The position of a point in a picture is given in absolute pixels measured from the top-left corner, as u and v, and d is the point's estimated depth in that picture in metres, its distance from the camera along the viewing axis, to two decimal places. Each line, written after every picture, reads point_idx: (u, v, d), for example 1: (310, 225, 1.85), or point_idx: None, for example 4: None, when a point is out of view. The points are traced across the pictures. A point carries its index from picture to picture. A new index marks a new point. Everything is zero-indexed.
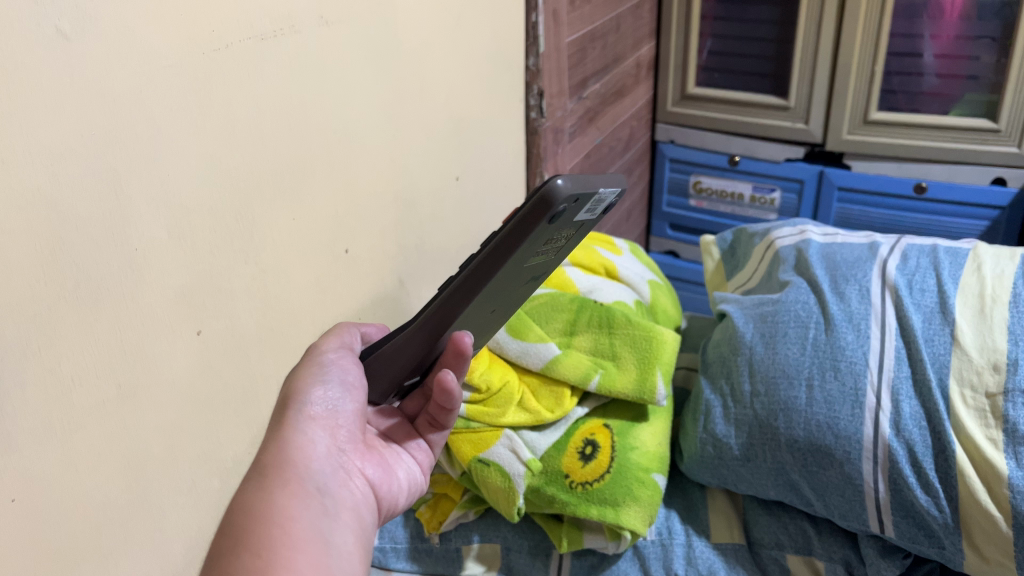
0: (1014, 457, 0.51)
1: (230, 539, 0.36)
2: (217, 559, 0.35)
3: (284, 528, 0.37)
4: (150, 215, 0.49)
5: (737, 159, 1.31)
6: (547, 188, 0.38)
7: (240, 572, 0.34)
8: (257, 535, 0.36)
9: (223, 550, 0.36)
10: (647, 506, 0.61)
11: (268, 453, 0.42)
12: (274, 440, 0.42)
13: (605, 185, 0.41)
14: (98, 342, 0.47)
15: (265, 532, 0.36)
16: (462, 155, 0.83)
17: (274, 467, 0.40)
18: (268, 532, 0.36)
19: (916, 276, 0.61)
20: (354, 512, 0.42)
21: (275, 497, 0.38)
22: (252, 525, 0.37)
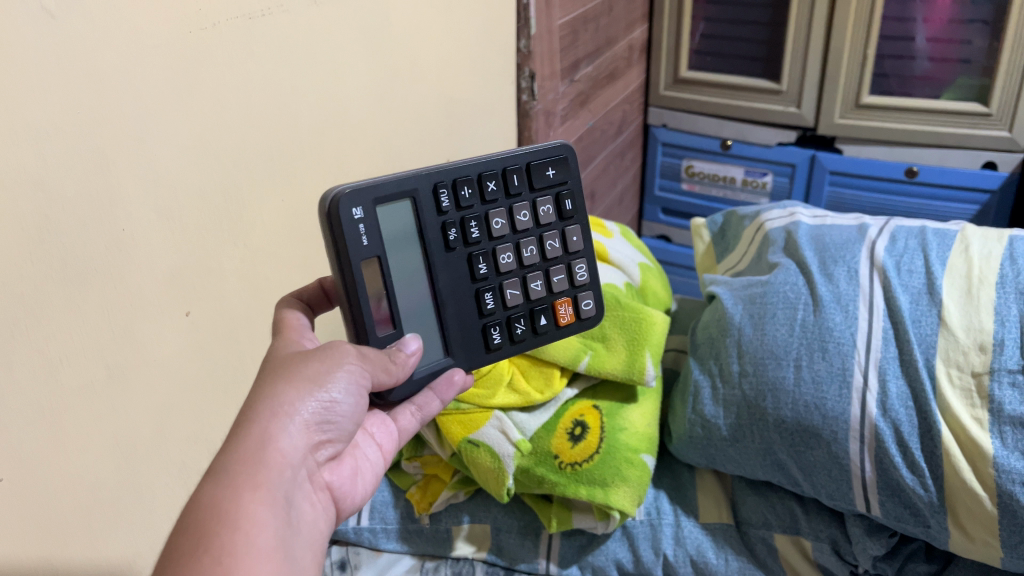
0: (999, 438, 0.52)
1: (188, 537, 0.34)
2: (172, 555, 0.33)
3: (248, 537, 0.35)
4: (138, 195, 0.48)
5: (729, 143, 1.31)
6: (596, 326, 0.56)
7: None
8: (219, 539, 0.34)
9: (181, 548, 0.33)
10: (636, 486, 0.61)
11: (246, 441, 0.38)
12: (254, 428, 0.39)
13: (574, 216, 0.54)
14: (87, 322, 0.47)
15: (228, 540, 0.34)
16: (452, 137, 0.83)
17: (251, 463, 0.37)
18: (231, 538, 0.34)
19: (904, 257, 0.61)
20: (314, 529, 0.40)
21: (246, 501, 0.36)
22: (216, 524, 0.34)
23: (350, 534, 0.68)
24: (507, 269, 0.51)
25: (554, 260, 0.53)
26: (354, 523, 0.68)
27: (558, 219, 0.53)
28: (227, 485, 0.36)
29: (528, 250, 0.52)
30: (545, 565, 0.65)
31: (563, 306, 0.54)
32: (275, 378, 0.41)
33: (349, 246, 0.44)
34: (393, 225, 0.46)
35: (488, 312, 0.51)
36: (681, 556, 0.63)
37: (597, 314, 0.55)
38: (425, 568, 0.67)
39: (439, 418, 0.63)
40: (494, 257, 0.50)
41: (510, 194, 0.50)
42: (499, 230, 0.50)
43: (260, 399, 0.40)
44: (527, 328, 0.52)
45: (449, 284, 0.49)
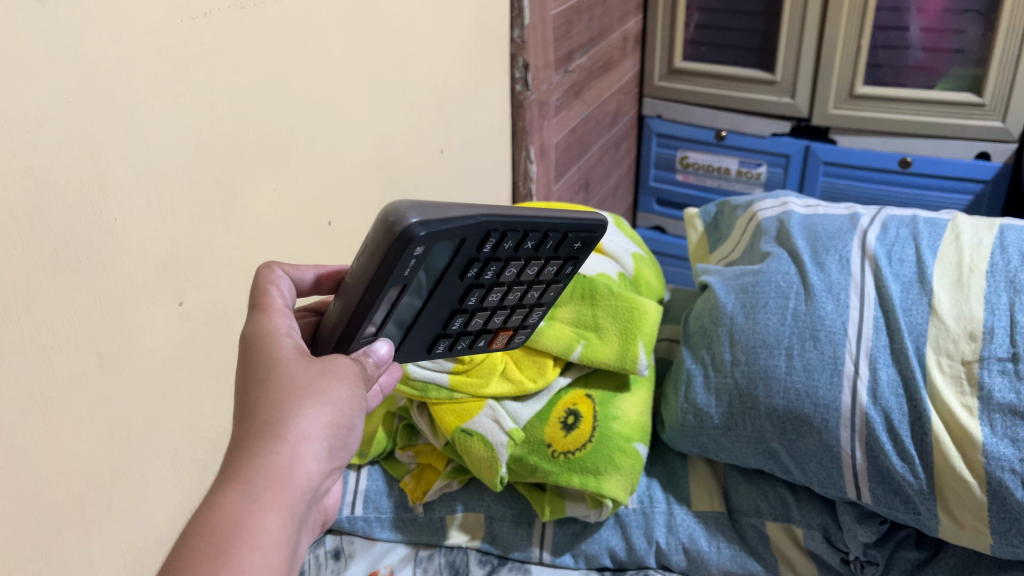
0: (988, 425, 0.52)
1: (209, 549, 0.31)
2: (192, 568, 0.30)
3: (266, 563, 0.32)
4: (129, 184, 0.48)
5: (723, 134, 1.31)
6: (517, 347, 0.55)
7: None
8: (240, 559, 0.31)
9: (197, 561, 0.31)
10: (629, 475, 0.62)
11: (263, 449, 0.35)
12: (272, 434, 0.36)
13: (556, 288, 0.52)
14: (79, 311, 0.47)
15: (250, 565, 0.31)
16: (445, 127, 0.82)
17: (270, 473, 0.34)
18: (252, 562, 0.31)
19: (895, 246, 0.61)
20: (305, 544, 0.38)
21: (270, 522, 0.33)
22: (236, 542, 0.32)
23: (344, 523, 0.68)
24: (488, 304, 0.47)
25: (527, 304, 0.50)
26: (348, 512, 0.68)
27: (561, 272, 0.49)
28: (250, 499, 0.33)
29: (515, 294, 0.48)
30: (538, 554, 0.66)
31: (501, 337, 0.52)
32: (297, 385, 0.38)
33: (391, 272, 0.40)
34: (431, 259, 0.41)
35: (449, 329, 0.48)
36: (673, 544, 0.63)
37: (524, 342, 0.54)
38: (419, 557, 0.67)
39: (434, 407, 0.63)
40: (487, 293, 0.46)
41: (540, 250, 0.45)
42: (508, 278, 0.46)
43: (283, 406, 0.36)
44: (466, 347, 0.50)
45: (437, 307, 0.45)
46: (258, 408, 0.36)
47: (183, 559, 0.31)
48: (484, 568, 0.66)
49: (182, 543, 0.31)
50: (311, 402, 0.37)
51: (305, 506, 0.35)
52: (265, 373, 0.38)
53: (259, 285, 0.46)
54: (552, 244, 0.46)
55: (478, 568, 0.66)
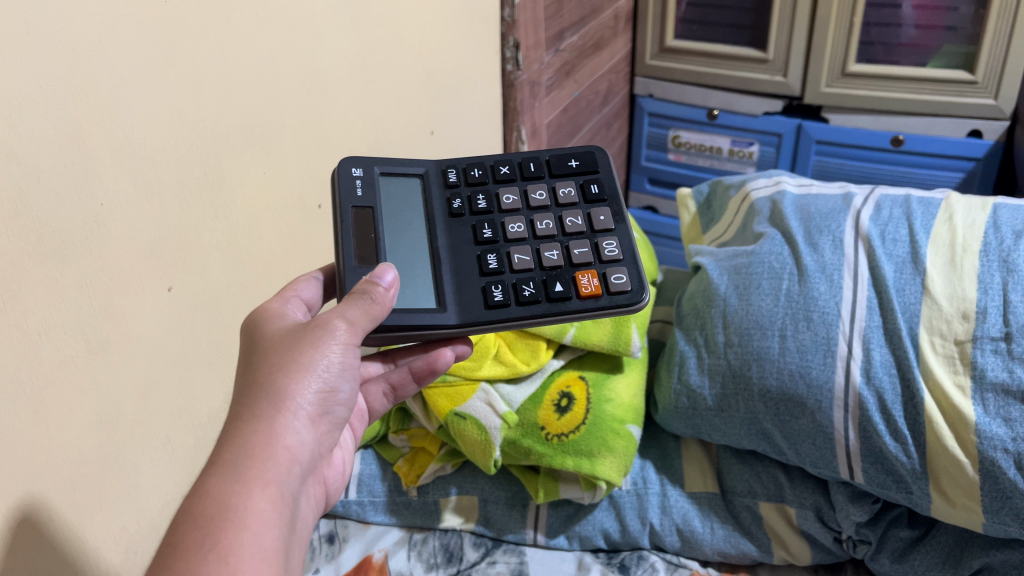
0: (981, 405, 0.52)
1: (195, 528, 0.32)
2: (183, 546, 0.32)
3: (257, 538, 0.33)
4: (115, 168, 0.48)
5: (715, 113, 1.31)
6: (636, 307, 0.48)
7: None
8: (225, 532, 0.32)
9: (186, 544, 0.32)
10: (623, 457, 0.62)
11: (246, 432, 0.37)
12: (252, 416, 0.37)
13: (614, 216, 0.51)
14: (66, 297, 0.46)
15: (238, 542, 0.32)
16: (436, 108, 0.82)
17: (252, 453, 0.36)
18: (240, 539, 0.32)
19: (889, 226, 0.61)
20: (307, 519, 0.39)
21: (255, 498, 0.34)
22: (223, 521, 0.33)
23: (338, 508, 0.68)
24: (516, 241, 0.50)
25: (578, 234, 0.51)
26: (342, 497, 0.68)
27: (583, 201, 0.52)
28: (233, 481, 0.34)
29: (544, 226, 0.51)
30: (532, 536, 0.66)
31: (585, 277, 0.48)
32: (274, 363, 0.40)
33: (342, 190, 0.48)
34: (400, 189, 0.51)
35: (492, 272, 0.48)
36: (667, 525, 0.64)
37: (633, 293, 0.48)
38: (413, 540, 0.67)
39: (426, 391, 0.63)
40: (502, 226, 0.51)
41: (526, 176, 0.53)
42: (509, 205, 0.52)
43: (260, 390, 0.38)
44: (533, 289, 0.47)
45: (458, 247, 0.50)
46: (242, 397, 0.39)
47: (174, 546, 0.32)
48: (478, 551, 0.66)
49: (172, 533, 0.33)
50: (289, 376, 0.39)
51: (293, 480, 0.37)
52: (251, 360, 0.41)
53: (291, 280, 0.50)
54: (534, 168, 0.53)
55: (473, 551, 0.66)
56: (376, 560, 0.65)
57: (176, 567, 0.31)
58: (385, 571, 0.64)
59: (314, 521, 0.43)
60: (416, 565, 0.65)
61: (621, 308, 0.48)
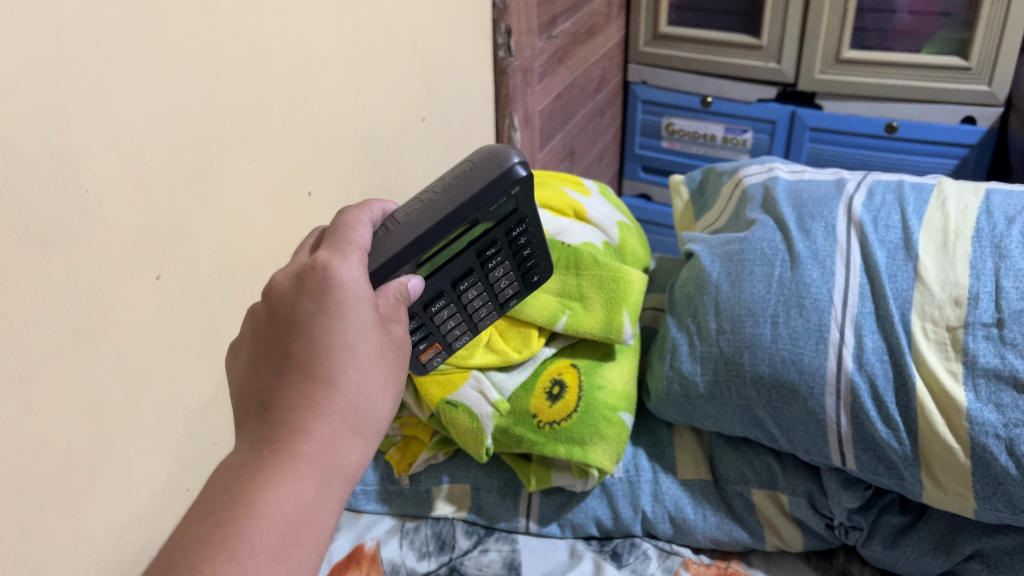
0: (973, 390, 0.52)
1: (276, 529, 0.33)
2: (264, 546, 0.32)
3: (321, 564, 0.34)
4: (101, 155, 0.47)
5: (709, 100, 1.30)
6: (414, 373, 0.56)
7: None
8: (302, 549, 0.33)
9: (265, 544, 0.32)
10: (615, 444, 0.61)
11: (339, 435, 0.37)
12: (351, 423, 0.37)
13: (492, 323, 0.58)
14: (53, 286, 0.46)
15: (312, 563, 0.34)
16: (427, 95, 0.81)
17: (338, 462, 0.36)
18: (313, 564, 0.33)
19: (881, 212, 0.61)
20: None
21: (330, 517, 0.35)
22: (305, 537, 0.34)
23: None
24: (462, 305, 0.54)
25: (474, 324, 0.55)
26: None
27: (506, 305, 0.56)
28: (322, 496, 0.35)
29: (483, 310, 0.55)
30: (525, 524, 0.66)
31: (431, 351, 0.55)
32: (376, 372, 0.40)
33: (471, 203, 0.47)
34: (498, 209, 0.49)
35: (427, 311, 0.52)
36: (660, 512, 0.64)
37: (422, 372, 0.56)
38: (405, 528, 0.67)
39: (418, 379, 0.62)
40: (478, 288, 0.53)
41: (524, 262, 0.54)
42: (500, 280, 0.54)
43: (362, 395, 0.38)
44: (415, 334, 0.53)
45: (444, 274, 0.51)
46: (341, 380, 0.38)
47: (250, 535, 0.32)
48: (470, 539, 0.66)
49: (251, 523, 0.32)
50: (382, 396, 0.40)
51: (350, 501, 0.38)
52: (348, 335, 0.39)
53: (346, 220, 0.47)
54: (530, 264, 0.54)
55: (465, 539, 0.66)
56: (369, 549, 0.65)
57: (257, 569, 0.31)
58: (377, 559, 0.64)
59: None
60: (408, 553, 0.65)
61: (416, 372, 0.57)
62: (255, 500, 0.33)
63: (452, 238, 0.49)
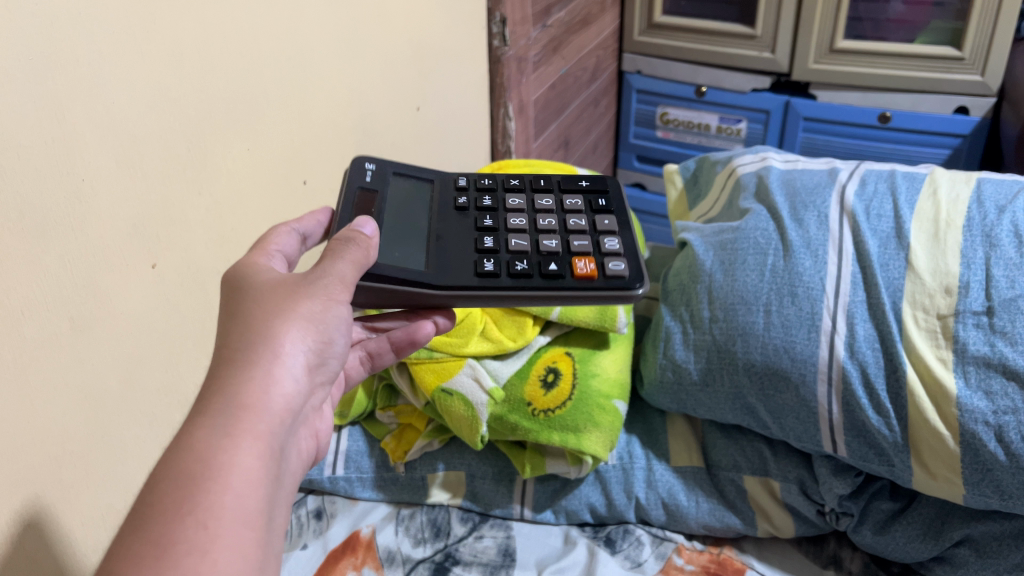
0: (963, 377, 0.52)
1: (173, 482, 0.32)
2: (166, 499, 0.31)
3: (238, 500, 0.32)
4: (96, 143, 0.47)
5: (703, 89, 1.30)
6: (632, 292, 0.49)
7: (185, 539, 0.30)
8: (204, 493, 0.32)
9: (166, 501, 0.31)
10: (608, 431, 0.62)
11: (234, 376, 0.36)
12: (246, 361, 0.37)
13: (610, 219, 0.55)
14: (49, 274, 0.46)
15: (221, 503, 0.32)
16: (422, 84, 0.81)
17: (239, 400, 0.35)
18: (222, 501, 0.32)
19: (873, 201, 0.61)
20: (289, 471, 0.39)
21: (242, 452, 0.34)
22: (206, 479, 0.32)
23: (325, 484, 0.68)
24: (514, 230, 0.53)
25: (581, 233, 0.53)
26: (329, 474, 0.68)
27: (588, 211, 0.56)
28: (219, 434, 0.34)
29: (547, 221, 0.54)
30: (519, 510, 0.67)
31: (581, 260, 0.50)
32: (267, 310, 0.39)
33: (351, 179, 0.53)
34: (403, 184, 0.55)
35: (489, 249, 0.51)
36: (653, 499, 0.64)
37: (629, 279, 0.50)
38: (401, 515, 0.67)
39: (414, 367, 0.63)
40: (504, 220, 0.54)
41: (535, 189, 0.57)
42: (514, 205, 0.55)
43: (250, 336, 0.38)
44: (524, 266, 0.49)
45: (456, 229, 0.52)
46: (228, 336, 0.38)
47: (155, 495, 0.31)
48: (465, 526, 0.66)
49: (153, 487, 0.32)
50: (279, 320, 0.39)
51: (281, 435, 0.36)
52: (237, 303, 0.40)
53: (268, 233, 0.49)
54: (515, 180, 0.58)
55: (460, 525, 0.66)
56: (364, 536, 0.65)
57: (157, 525, 0.30)
58: (373, 545, 0.64)
59: (298, 475, 0.42)
60: (404, 539, 0.65)
61: (619, 290, 0.49)
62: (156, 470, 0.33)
63: (388, 206, 0.52)
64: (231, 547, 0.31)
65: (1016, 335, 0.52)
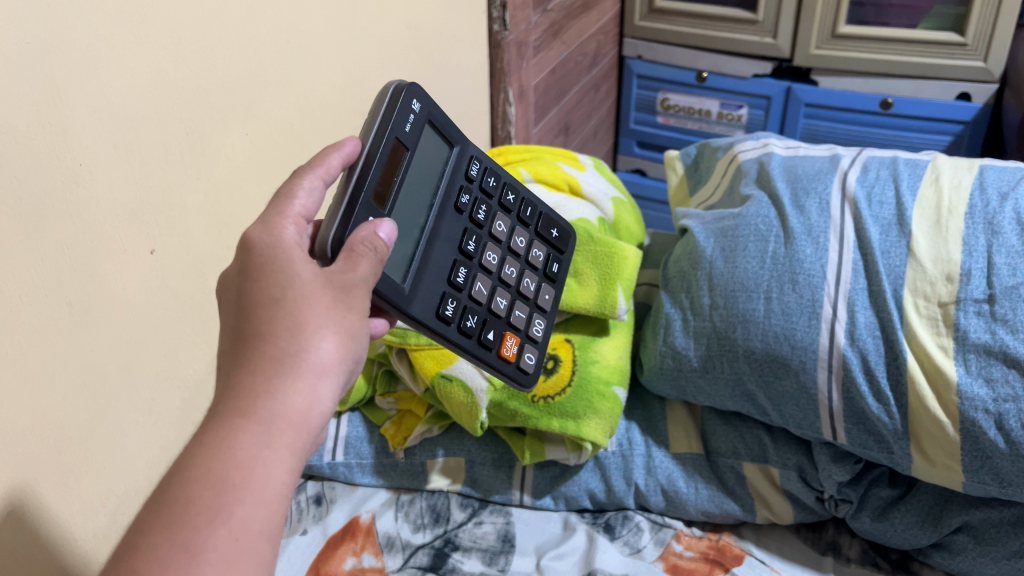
0: (964, 365, 0.52)
1: (204, 488, 0.32)
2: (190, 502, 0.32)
3: (268, 515, 0.33)
4: (93, 127, 0.47)
5: (704, 75, 1.30)
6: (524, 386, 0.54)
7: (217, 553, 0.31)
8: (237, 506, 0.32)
9: (198, 507, 0.32)
10: (608, 418, 0.62)
11: (273, 384, 0.36)
12: (286, 369, 0.36)
13: (547, 292, 0.57)
14: (47, 259, 0.45)
15: (252, 518, 0.32)
16: (422, 69, 0.81)
17: (275, 411, 0.35)
18: (254, 515, 0.33)
19: (875, 187, 0.61)
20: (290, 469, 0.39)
21: (276, 469, 0.34)
22: (240, 492, 0.33)
23: (325, 470, 0.68)
24: (484, 269, 0.53)
25: (526, 298, 0.55)
26: (329, 459, 0.68)
27: (542, 269, 0.57)
28: (259, 446, 0.34)
29: (511, 270, 0.55)
30: (518, 496, 0.67)
31: (511, 346, 0.53)
32: (314, 316, 0.38)
33: (393, 124, 0.47)
34: (426, 143, 0.51)
35: (456, 285, 0.50)
36: (652, 485, 0.64)
37: (529, 379, 0.54)
38: (401, 501, 0.68)
39: (413, 354, 0.63)
40: (484, 251, 0.53)
41: (521, 217, 0.57)
42: (499, 231, 0.54)
43: (295, 340, 0.37)
44: (472, 324, 0.50)
45: (445, 240, 0.50)
46: (272, 333, 0.37)
47: (184, 497, 0.32)
48: (465, 511, 0.67)
49: (184, 486, 0.32)
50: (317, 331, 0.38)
51: (307, 447, 0.36)
52: (279, 291, 0.38)
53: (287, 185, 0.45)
54: (508, 188, 0.56)
55: (460, 511, 0.67)
56: (364, 522, 0.65)
57: (190, 532, 0.31)
58: (373, 531, 0.65)
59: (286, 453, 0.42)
60: (404, 525, 0.65)
61: (518, 385, 0.53)
62: (184, 467, 0.33)
63: (404, 177, 0.48)
64: (257, 563, 0.32)
65: (1017, 323, 0.51)
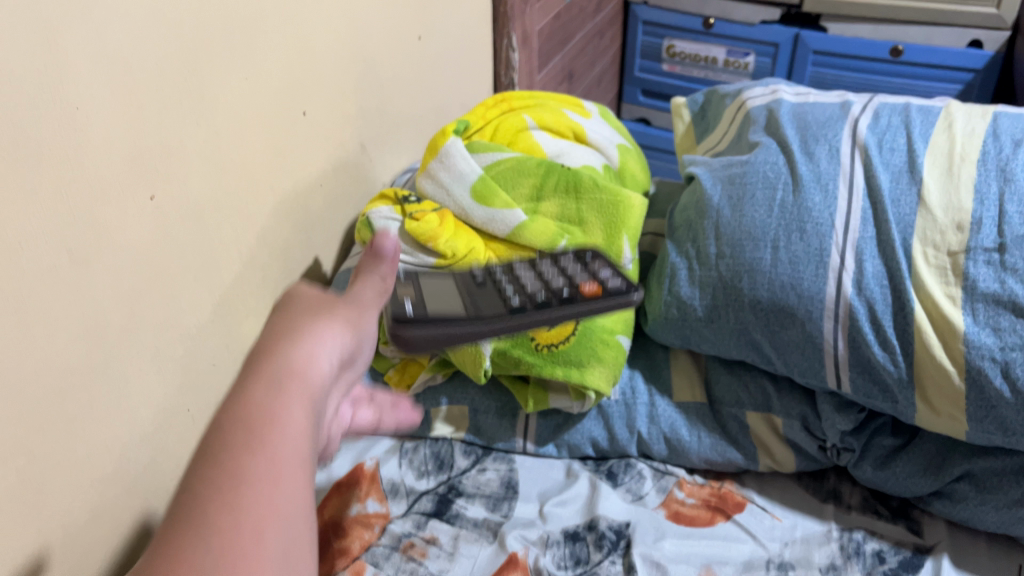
0: (971, 314, 0.52)
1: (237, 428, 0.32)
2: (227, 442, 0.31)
3: (296, 450, 0.32)
4: (90, 71, 0.46)
5: (711, 21, 1.27)
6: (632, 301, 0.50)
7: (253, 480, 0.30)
8: (268, 438, 0.31)
9: (231, 442, 0.31)
10: (612, 367, 0.62)
11: (283, 345, 0.36)
12: (292, 331, 0.37)
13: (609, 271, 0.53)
14: (47, 206, 0.45)
15: (281, 445, 0.31)
16: (423, 13, 0.79)
17: (290, 365, 0.36)
18: (281, 445, 0.32)
19: (886, 134, 0.60)
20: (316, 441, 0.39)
21: (297, 409, 0.34)
22: (266, 429, 0.32)
23: None
24: (538, 285, 0.51)
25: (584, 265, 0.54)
26: None
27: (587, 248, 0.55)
28: (276, 389, 0.34)
29: (566, 268, 0.53)
30: (522, 444, 0.67)
31: (589, 288, 0.51)
32: (311, 308, 0.40)
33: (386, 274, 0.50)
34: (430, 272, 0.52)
35: (516, 302, 0.49)
36: (654, 433, 0.64)
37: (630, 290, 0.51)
38: (404, 449, 0.68)
39: None
40: (529, 280, 0.52)
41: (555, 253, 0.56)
42: (537, 266, 0.54)
43: (301, 318, 0.39)
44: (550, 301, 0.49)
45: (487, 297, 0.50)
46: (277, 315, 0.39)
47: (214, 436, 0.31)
48: (468, 458, 0.67)
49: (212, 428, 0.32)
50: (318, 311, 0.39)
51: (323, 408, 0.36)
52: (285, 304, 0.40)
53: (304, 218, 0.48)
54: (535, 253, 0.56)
55: (463, 458, 0.67)
56: (368, 469, 0.66)
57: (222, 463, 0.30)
58: (377, 478, 0.65)
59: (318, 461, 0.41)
60: (408, 472, 0.66)
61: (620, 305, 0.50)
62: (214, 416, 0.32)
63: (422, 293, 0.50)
64: (290, 490, 0.31)
65: None
